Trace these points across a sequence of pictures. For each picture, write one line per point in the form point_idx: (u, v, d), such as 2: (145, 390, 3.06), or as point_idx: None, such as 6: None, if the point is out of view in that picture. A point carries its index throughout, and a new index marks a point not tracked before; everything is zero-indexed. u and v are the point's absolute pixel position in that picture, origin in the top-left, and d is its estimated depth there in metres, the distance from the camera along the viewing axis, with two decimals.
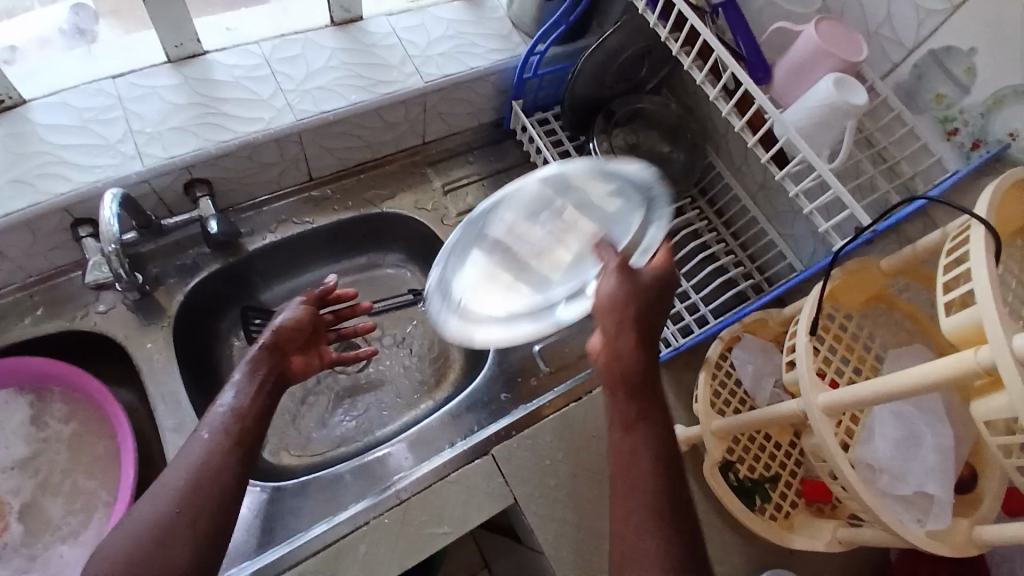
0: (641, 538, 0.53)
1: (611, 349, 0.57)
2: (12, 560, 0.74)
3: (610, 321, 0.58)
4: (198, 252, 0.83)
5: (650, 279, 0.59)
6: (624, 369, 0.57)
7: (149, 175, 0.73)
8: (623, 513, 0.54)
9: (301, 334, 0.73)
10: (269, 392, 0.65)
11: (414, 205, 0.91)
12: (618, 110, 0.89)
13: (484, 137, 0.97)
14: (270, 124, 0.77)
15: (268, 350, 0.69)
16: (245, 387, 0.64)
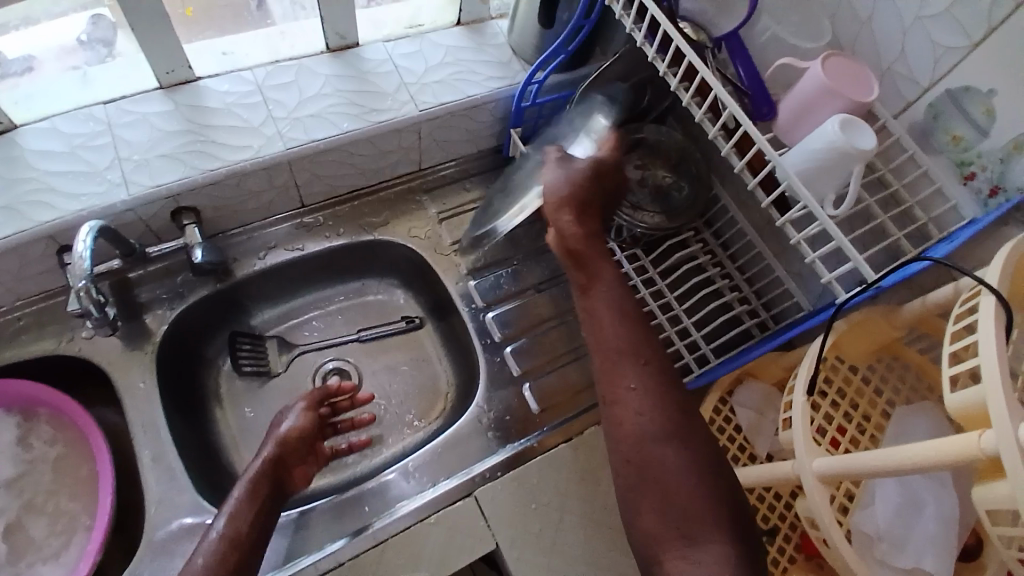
0: (625, 384, 0.60)
1: (568, 238, 0.67)
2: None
3: (562, 213, 0.68)
4: (187, 278, 0.82)
5: (588, 168, 0.70)
6: (579, 249, 0.67)
7: (135, 203, 0.73)
8: (601, 367, 0.63)
9: (302, 443, 0.74)
10: (264, 515, 0.64)
11: (408, 233, 0.89)
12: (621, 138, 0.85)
13: (484, 164, 0.95)
14: (259, 152, 0.76)
15: (267, 467, 0.68)
16: (240, 510, 0.62)
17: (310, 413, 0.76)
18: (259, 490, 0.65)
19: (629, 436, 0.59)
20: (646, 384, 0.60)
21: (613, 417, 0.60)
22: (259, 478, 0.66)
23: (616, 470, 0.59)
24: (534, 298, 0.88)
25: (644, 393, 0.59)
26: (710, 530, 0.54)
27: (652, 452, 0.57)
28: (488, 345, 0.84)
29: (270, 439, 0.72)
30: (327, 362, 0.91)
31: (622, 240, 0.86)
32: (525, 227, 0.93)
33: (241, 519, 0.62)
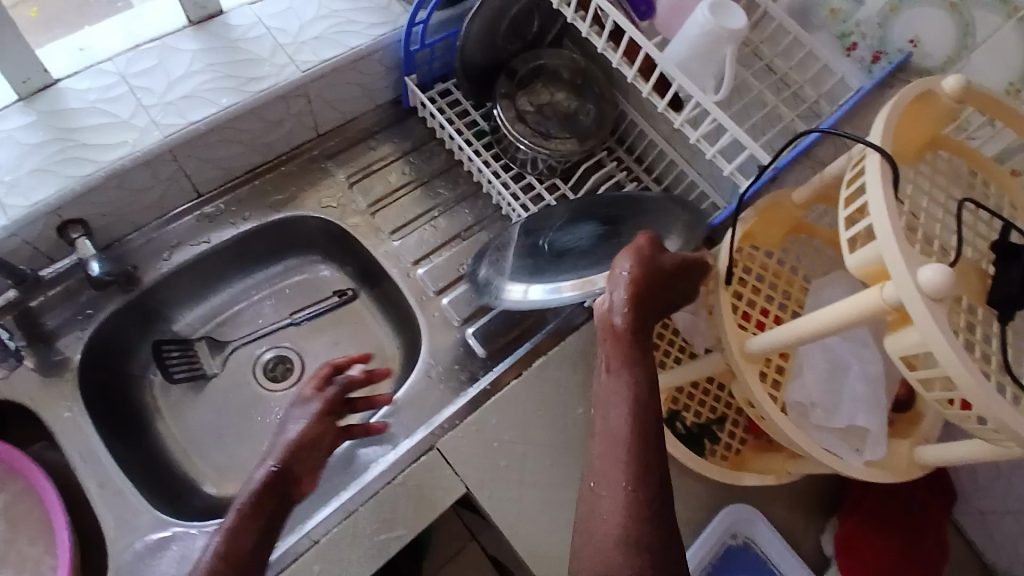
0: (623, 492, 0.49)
1: (620, 322, 0.52)
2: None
3: (626, 290, 0.52)
4: (94, 294, 0.77)
5: (670, 262, 0.54)
6: (627, 336, 0.52)
7: (16, 227, 0.67)
8: (599, 458, 0.52)
9: (314, 453, 0.68)
10: (264, 535, 0.60)
11: (319, 204, 0.86)
12: (519, 67, 0.82)
13: (386, 118, 0.91)
14: (135, 146, 0.71)
15: (272, 484, 0.64)
16: (240, 529, 0.59)
17: (326, 421, 0.71)
18: (261, 508, 0.61)
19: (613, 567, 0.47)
20: (647, 525, 0.48)
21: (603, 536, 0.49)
22: (265, 491, 0.63)
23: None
24: (461, 246, 0.87)
25: (643, 532, 0.48)
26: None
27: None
28: (426, 302, 0.84)
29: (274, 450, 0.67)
30: (265, 351, 0.88)
31: (540, 172, 0.83)
32: (441, 176, 0.91)
33: (241, 544, 0.58)
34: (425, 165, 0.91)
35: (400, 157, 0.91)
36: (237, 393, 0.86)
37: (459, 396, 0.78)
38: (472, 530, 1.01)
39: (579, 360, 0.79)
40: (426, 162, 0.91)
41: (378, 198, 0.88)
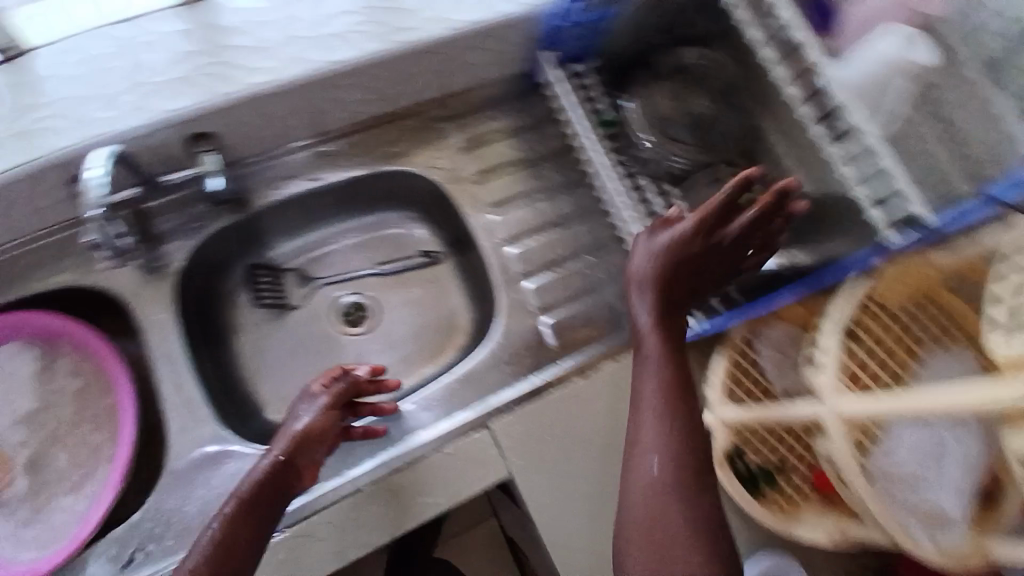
0: (647, 408, 0.58)
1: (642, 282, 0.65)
2: (20, 512, 0.74)
3: (691, 220, 0.65)
4: (206, 208, 0.81)
5: (734, 223, 0.66)
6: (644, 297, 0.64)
7: (152, 129, 0.71)
8: (641, 385, 0.60)
9: (316, 450, 0.67)
10: (258, 533, 0.59)
11: (428, 163, 0.88)
12: (662, 65, 0.87)
13: (508, 91, 0.93)
14: (276, 74, 0.74)
15: (269, 482, 0.62)
16: (237, 526, 0.58)
17: (330, 417, 0.70)
18: (258, 504, 0.60)
19: (644, 468, 0.55)
20: (672, 425, 0.57)
21: (637, 452, 0.57)
22: (260, 490, 0.61)
23: (625, 500, 0.56)
24: (555, 234, 0.86)
25: (666, 434, 0.56)
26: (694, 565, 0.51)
27: (664, 486, 0.54)
28: (509, 282, 0.83)
29: (277, 443, 0.66)
30: (343, 295, 0.91)
31: (652, 172, 0.85)
32: (549, 159, 0.91)
33: (236, 542, 0.58)
34: (536, 145, 0.91)
35: (514, 134, 0.92)
36: (309, 328, 0.88)
37: (512, 384, 0.77)
38: (494, 522, 1.00)
39: None
40: (537, 143, 0.92)
41: (486, 169, 0.89)
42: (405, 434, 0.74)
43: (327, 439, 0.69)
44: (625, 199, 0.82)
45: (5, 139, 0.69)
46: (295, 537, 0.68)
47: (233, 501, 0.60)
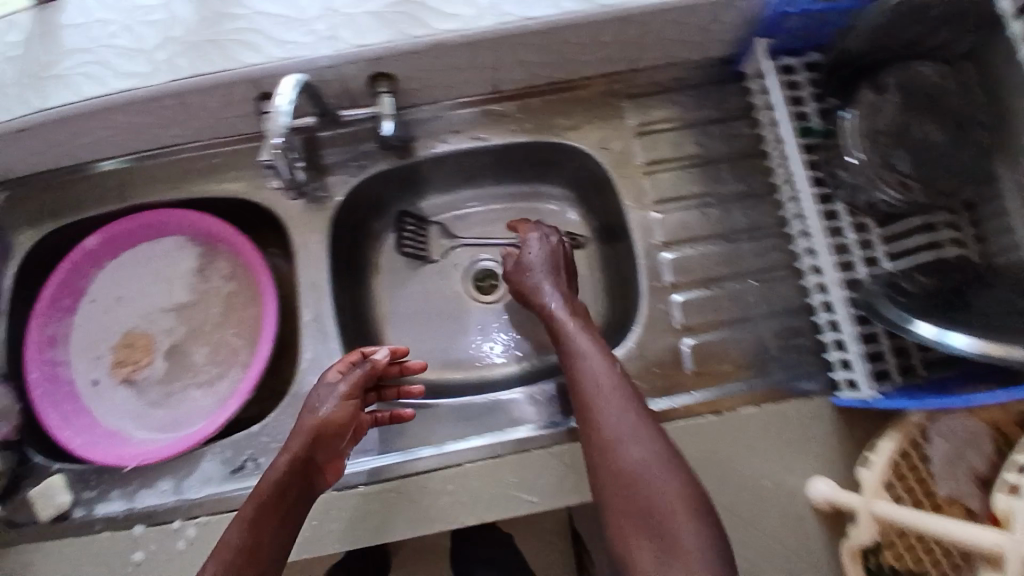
0: (595, 384, 0.63)
1: (536, 303, 0.74)
2: (150, 393, 0.81)
3: (537, 242, 0.78)
4: (370, 148, 0.81)
5: (557, 242, 0.79)
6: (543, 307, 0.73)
7: (337, 60, 0.70)
8: (585, 393, 0.63)
9: (338, 446, 0.65)
10: (285, 536, 0.60)
11: (599, 143, 0.82)
12: (890, 77, 0.74)
13: (701, 76, 0.85)
14: (469, 23, 0.71)
15: (292, 485, 0.60)
16: (265, 533, 0.58)
17: (352, 410, 0.66)
18: (282, 508, 0.59)
19: (601, 435, 0.60)
20: (621, 396, 0.62)
21: (594, 425, 0.61)
22: (283, 494, 0.60)
23: (595, 471, 0.60)
24: (721, 249, 0.77)
25: (621, 402, 0.61)
26: (663, 500, 0.56)
27: (618, 443, 0.59)
28: (655, 290, 0.76)
29: (294, 436, 0.62)
30: (482, 260, 0.89)
31: (854, 205, 0.75)
32: (732, 162, 0.81)
33: (266, 546, 0.58)
34: (718, 145, 0.82)
35: (701, 124, 0.82)
36: (440, 285, 0.88)
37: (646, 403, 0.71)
38: (572, 524, 0.96)
39: (795, 430, 0.70)
40: (725, 140, 0.82)
41: (658, 159, 0.81)
42: (512, 423, 0.72)
43: (349, 429, 0.65)
44: (820, 236, 0.71)
45: (202, 45, 0.71)
46: (391, 491, 0.69)
47: (253, 506, 0.58)
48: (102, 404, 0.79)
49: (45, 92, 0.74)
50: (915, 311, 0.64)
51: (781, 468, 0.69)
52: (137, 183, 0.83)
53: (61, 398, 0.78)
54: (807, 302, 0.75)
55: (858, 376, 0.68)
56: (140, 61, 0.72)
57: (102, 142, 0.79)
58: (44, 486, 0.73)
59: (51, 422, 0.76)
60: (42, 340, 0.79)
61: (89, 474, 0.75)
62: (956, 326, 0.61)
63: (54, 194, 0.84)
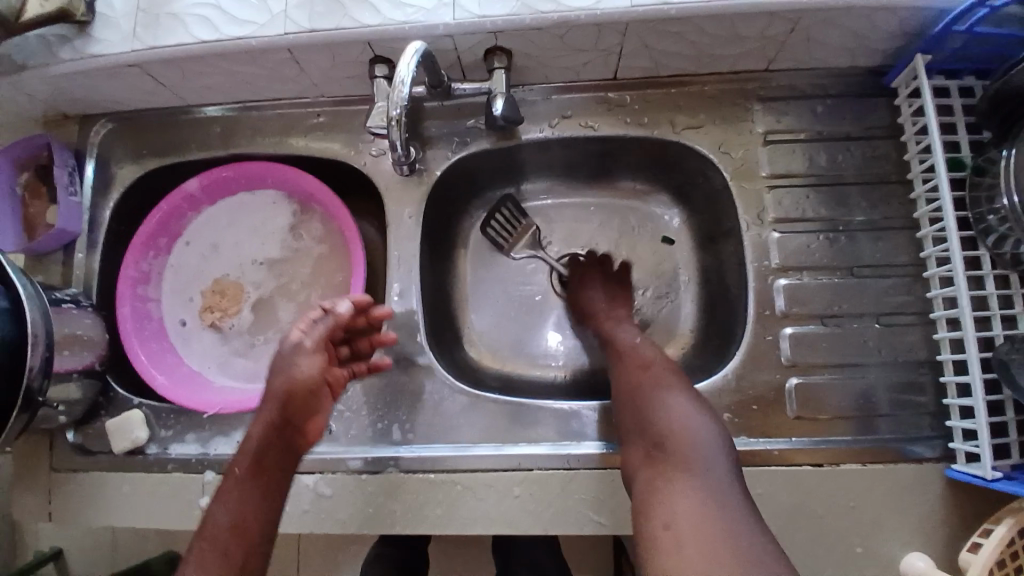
0: (637, 359, 0.68)
1: (585, 300, 0.79)
2: (236, 342, 0.84)
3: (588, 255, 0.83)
4: (475, 125, 0.79)
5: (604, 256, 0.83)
6: (589, 303, 0.79)
7: (457, 31, 0.67)
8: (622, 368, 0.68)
9: (307, 411, 0.62)
10: (269, 510, 0.58)
11: (718, 146, 0.76)
12: None
13: (849, 85, 0.76)
14: (600, 4, 0.65)
15: (265, 453, 0.60)
16: (243, 506, 0.57)
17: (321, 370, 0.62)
18: (260, 481, 0.59)
19: (643, 396, 0.63)
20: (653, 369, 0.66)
21: (637, 388, 0.65)
22: (257, 464, 0.59)
23: (630, 430, 0.63)
24: (840, 282, 0.73)
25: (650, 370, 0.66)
26: (697, 449, 0.57)
27: (662, 402, 0.62)
28: (763, 318, 0.73)
29: (266, 405, 0.61)
30: (576, 258, 0.87)
31: (999, 255, 0.64)
32: (865, 188, 0.74)
33: (247, 518, 0.57)
34: (849, 163, 0.75)
35: (841, 139, 0.75)
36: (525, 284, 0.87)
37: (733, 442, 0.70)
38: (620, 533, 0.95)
39: (886, 488, 0.68)
40: (866, 160, 0.75)
41: (783, 173, 0.75)
42: (574, 437, 0.72)
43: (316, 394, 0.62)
44: (961, 285, 0.63)
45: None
46: (458, 484, 0.71)
47: (228, 484, 0.59)
48: (190, 348, 0.84)
49: (157, 30, 0.71)
50: None
51: (867, 521, 0.68)
52: (242, 131, 0.83)
53: (152, 336, 0.81)
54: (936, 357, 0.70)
55: (981, 451, 0.61)
56: (255, 9, 0.70)
57: (211, 88, 0.79)
58: (122, 420, 0.75)
59: (140, 357, 0.79)
60: (138, 276, 0.82)
61: (166, 411, 0.77)
62: None
63: (160, 132, 0.84)
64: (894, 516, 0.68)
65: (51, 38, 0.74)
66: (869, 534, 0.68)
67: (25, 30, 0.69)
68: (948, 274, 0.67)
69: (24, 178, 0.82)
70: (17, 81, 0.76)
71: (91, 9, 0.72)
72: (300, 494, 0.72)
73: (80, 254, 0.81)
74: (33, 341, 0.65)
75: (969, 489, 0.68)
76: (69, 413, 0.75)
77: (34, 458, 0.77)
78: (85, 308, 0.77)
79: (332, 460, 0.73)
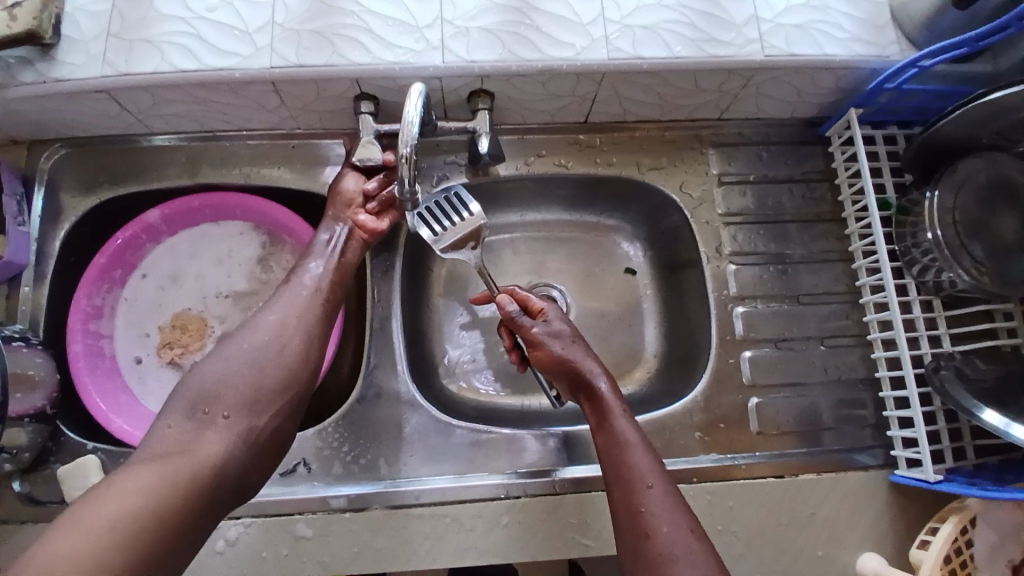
0: (647, 490, 0.60)
1: (576, 365, 0.69)
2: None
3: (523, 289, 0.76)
4: (453, 161, 0.82)
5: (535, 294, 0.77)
6: (582, 372, 0.68)
7: (446, 72, 0.70)
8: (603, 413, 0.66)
9: (338, 286, 0.71)
10: (288, 372, 0.62)
11: (679, 186, 0.83)
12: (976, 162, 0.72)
13: (787, 134, 0.86)
14: (581, 54, 0.70)
15: (294, 320, 0.65)
16: (264, 359, 0.61)
17: (346, 257, 0.73)
18: (282, 342, 0.63)
19: (654, 548, 0.56)
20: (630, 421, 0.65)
21: (644, 538, 0.57)
22: (288, 326, 0.64)
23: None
24: (789, 309, 0.81)
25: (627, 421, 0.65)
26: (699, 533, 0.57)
27: (669, 550, 0.56)
28: (726, 343, 0.80)
29: (299, 280, 0.69)
30: (552, 290, 0.91)
31: (923, 282, 0.76)
32: (804, 225, 0.83)
33: (268, 373, 0.60)
34: (789, 203, 0.84)
35: (783, 182, 0.84)
36: (483, 322, 0.89)
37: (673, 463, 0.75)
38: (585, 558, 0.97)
39: (843, 496, 0.75)
40: (805, 201, 0.84)
41: (736, 212, 0.83)
42: (544, 462, 0.74)
43: (348, 278, 0.73)
44: (897, 312, 0.73)
45: (304, 35, 0.69)
46: (445, 516, 0.71)
47: (249, 334, 0.62)
48: (147, 388, 0.78)
49: (132, 56, 0.68)
50: (982, 397, 0.67)
51: (829, 528, 0.75)
52: (209, 160, 0.80)
53: (104, 374, 0.76)
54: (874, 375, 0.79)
55: (922, 458, 0.70)
56: (241, 42, 0.69)
57: (180, 117, 0.76)
58: (76, 467, 0.69)
59: (95, 400, 0.73)
60: (90, 310, 0.76)
61: (125, 456, 0.72)
62: (1009, 408, 0.66)
63: (115, 160, 0.80)
64: (851, 521, 0.75)
65: (10, 60, 0.68)
66: (829, 540, 0.74)
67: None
68: (882, 300, 0.77)
69: None
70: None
71: (57, 31, 0.68)
72: (280, 537, 0.69)
73: (27, 288, 0.75)
74: None
75: (909, 490, 0.76)
76: (15, 462, 0.68)
77: None
78: (36, 347, 0.72)
79: (315, 499, 0.71)
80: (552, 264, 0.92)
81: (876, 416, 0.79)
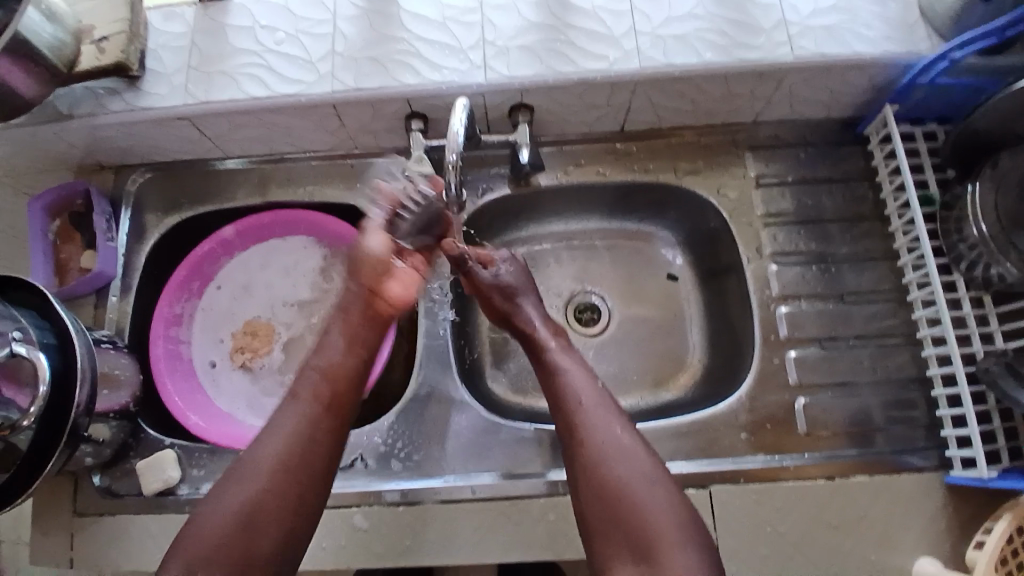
0: (580, 406, 0.67)
1: (520, 315, 0.76)
2: (265, 381, 0.85)
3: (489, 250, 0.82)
4: (497, 173, 0.87)
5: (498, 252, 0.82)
6: (524, 322, 0.76)
7: (488, 89, 0.75)
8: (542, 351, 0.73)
9: (344, 393, 0.66)
10: (290, 509, 0.61)
11: (716, 189, 0.85)
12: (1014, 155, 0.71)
13: (825, 135, 0.87)
14: (614, 65, 0.75)
15: (299, 449, 0.62)
16: (263, 502, 0.60)
17: (355, 352, 0.68)
18: (286, 475, 0.61)
19: (590, 453, 0.64)
20: (570, 359, 0.72)
21: (585, 446, 0.64)
22: (287, 462, 0.62)
23: (579, 486, 0.64)
24: (834, 307, 0.80)
25: (568, 361, 0.71)
26: (647, 498, 0.61)
27: (606, 451, 0.63)
28: (769, 342, 0.80)
29: (299, 393, 0.65)
30: (592, 296, 0.94)
31: (973, 278, 0.74)
32: (846, 223, 0.84)
33: (279, 488, 0.61)
34: (829, 202, 0.84)
35: (825, 182, 0.85)
36: None
37: (718, 462, 0.76)
38: None
39: (896, 495, 0.74)
40: (847, 200, 0.84)
41: (776, 213, 0.84)
42: None
43: (354, 377, 0.67)
44: (943, 305, 0.72)
45: (362, 61, 0.76)
46: (491, 510, 0.73)
47: (248, 471, 0.61)
48: (218, 388, 0.84)
49: (209, 87, 0.77)
50: None
51: (881, 528, 0.73)
52: (276, 180, 0.88)
53: (182, 375, 0.83)
54: (926, 373, 0.77)
55: (977, 455, 0.68)
56: (305, 71, 0.76)
57: (250, 141, 0.84)
58: (153, 459, 0.76)
59: (173, 398, 0.80)
60: (171, 317, 0.84)
61: (198, 451, 0.78)
62: None
63: (192, 182, 0.88)
64: (905, 522, 0.73)
65: (100, 92, 0.78)
66: (880, 541, 0.72)
67: (77, 79, 0.74)
68: (930, 298, 0.76)
69: (55, 224, 0.84)
70: (57, 130, 0.79)
71: (142, 65, 0.77)
72: (338, 526, 0.74)
73: (114, 297, 0.84)
74: (82, 376, 0.67)
75: (966, 491, 0.73)
76: (98, 454, 0.75)
77: (57, 499, 0.77)
78: (120, 349, 0.79)
79: (369, 490, 0.75)
80: (595, 269, 0.95)
81: (929, 415, 0.77)
